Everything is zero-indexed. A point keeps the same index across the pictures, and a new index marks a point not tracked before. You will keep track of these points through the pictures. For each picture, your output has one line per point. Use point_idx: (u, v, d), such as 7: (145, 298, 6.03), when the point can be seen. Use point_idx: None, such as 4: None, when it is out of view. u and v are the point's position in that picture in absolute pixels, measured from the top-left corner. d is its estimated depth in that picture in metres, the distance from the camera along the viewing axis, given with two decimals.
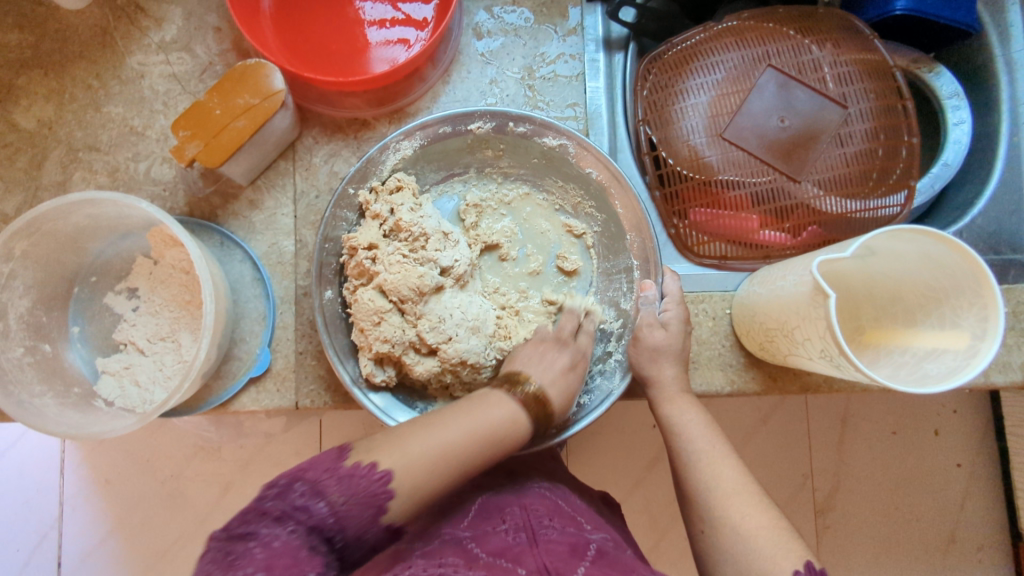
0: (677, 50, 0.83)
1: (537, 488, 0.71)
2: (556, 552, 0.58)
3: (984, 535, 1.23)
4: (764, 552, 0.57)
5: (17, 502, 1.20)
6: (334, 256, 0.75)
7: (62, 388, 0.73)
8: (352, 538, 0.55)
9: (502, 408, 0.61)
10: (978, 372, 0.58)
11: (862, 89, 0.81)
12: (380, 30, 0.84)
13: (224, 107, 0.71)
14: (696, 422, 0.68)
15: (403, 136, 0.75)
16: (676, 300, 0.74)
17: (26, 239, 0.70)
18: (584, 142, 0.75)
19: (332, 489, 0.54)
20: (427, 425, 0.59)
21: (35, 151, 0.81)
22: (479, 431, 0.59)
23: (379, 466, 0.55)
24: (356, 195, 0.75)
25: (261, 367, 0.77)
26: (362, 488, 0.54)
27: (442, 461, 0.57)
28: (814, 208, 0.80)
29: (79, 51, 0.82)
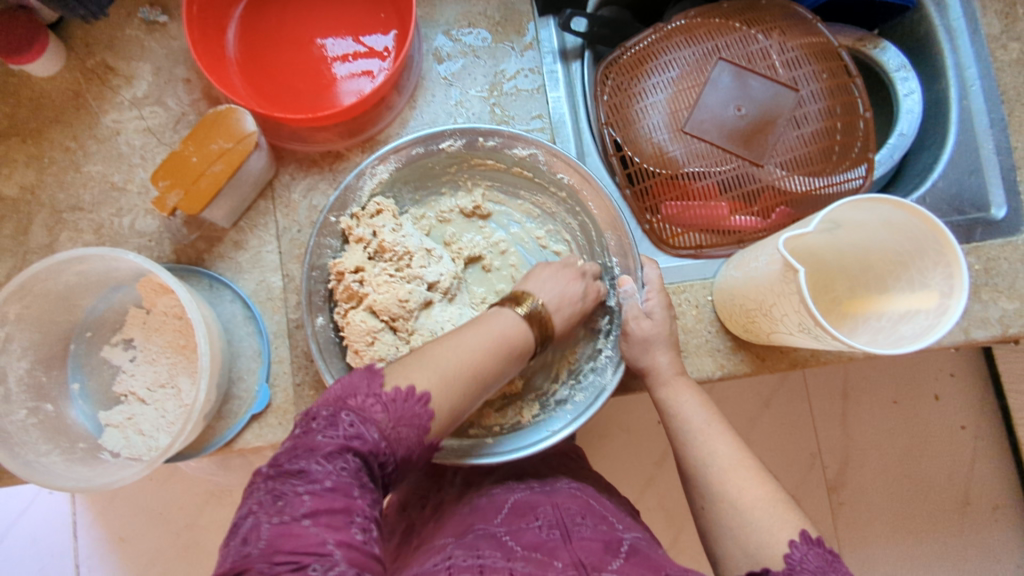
0: (632, 53, 0.86)
1: (568, 488, 0.73)
2: (590, 548, 0.60)
3: (996, 493, 1.25)
4: (761, 525, 0.59)
5: (33, 568, 1.20)
6: (323, 283, 0.77)
7: (67, 445, 0.74)
8: (399, 459, 0.56)
9: (509, 322, 0.66)
10: (949, 329, 0.60)
11: (812, 72, 0.84)
12: (344, 64, 0.87)
13: (200, 154, 0.73)
14: (691, 402, 0.70)
15: (378, 160, 0.78)
16: (657, 287, 0.75)
17: (18, 302, 0.71)
18: (553, 149, 0.78)
19: (378, 413, 0.55)
20: (445, 342, 0.62)
21: (20, 217, 0.83)
22: (497, 342, 0.64)
23: (417, 387, 0.57)
24: (339, 223, 0.77)
25: (261, 403, 0.78)
26: (407, 411, 0.56)
27: (460, 372, 0.60)
28: (779, 188, 0.83)
29: (53, 116, 0.84)
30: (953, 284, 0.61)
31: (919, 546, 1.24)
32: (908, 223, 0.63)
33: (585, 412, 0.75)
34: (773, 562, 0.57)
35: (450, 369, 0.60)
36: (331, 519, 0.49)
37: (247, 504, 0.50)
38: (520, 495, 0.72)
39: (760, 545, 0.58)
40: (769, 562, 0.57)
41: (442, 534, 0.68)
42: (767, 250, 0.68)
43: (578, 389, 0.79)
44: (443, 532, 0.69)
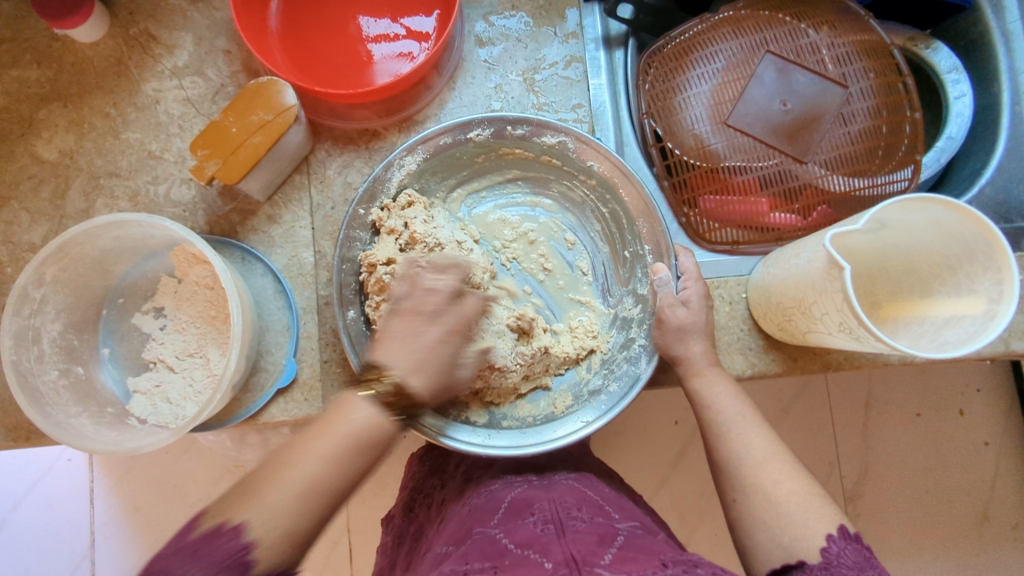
0: (676, 43, 0.84)
1: (565, 481, 0.73)
2: (584, 542, 0.59)
3: (1018, 512, 1.22)
4: (794, 517, 0.59)
5: (51, 531, 1.22)
6: (352, 275, 0.76)
7: (96, 408, 0.75)
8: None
9: (365, 415, 0.62)
10: (998, 335, 0.58)
11: (861, 69, 0.82)
12: (384, 43, 0.87)
13: (240, 125, 0.73)
14: (725, 394, 0.70)
15: (405, 151, 0.76)
16: (693, 277, 0.75)
17: (55, 264, 0.72)
18: (584, 136, 0.77)
19: (179, 567, 0.51)
20: (297, 457, 0.60)
21: (58, 181, 0.83)
22: (351, 446, 0.60)
23: (231, 521, 0.55)
24: (367, 215, 0.76)
25: (288, 377, 0.78)
26: (214, 555, 0.53)
27: (309, 495, 0.58)
28: (820, 187, 0.81)
29: (95, 82, 0.84)
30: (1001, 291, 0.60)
31: (937, 561, 1.21)
32: (958, 227, 0.62)
33: (620, 403, 0.74)
34: (808, 553, 0.56)
35: (296, 497, 0.58)
36: None
37: None
38: (517, 492, 0.71)
39: (795, 537, 0.57)
40: (804, 554, 0.56)
41: (444, 540, 0.67)
42: (808, 247, 0.66)
43: (611, 379, 0.78)
44: (447, 537, 0.68)
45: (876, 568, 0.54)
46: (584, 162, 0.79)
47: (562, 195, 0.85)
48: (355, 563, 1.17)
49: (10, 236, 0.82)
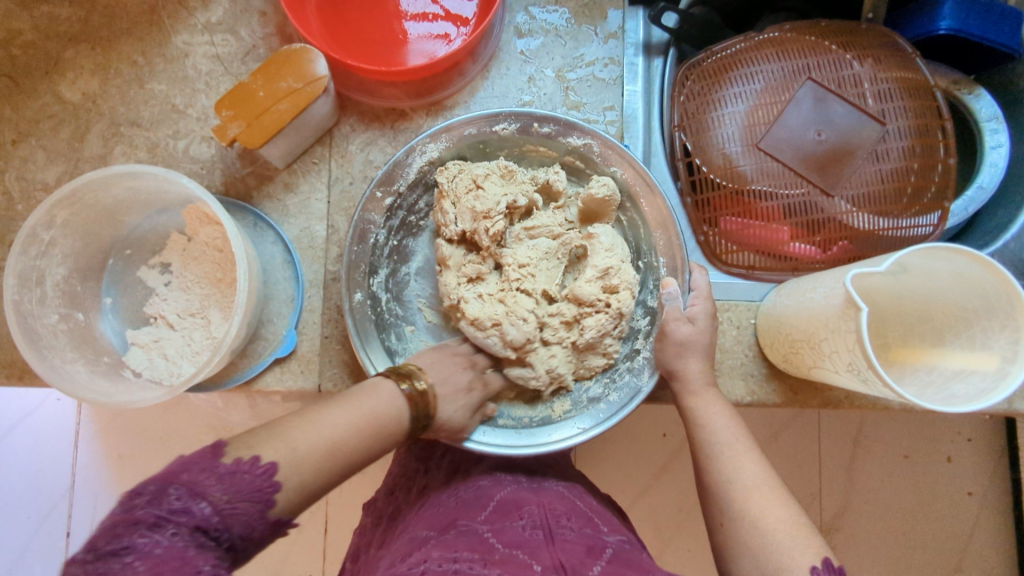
0: (717, 58, 0.83)
1: (556, 489, 0.73)
2: (572, 550, 0.59)
3: (991, 565, 1.22)
4: (781, 546, 0.57)
5: (33, 467, 1.22)
6: (363, 260, 0.75)
7: (93, 356, 0.74)
8: (242, 537, 0.49)
9: (388, 400, 0.61)
10: (1007, 397, 0.57)
11: (901, 107, 0.80)
12: (421, 23, 0.85)
13: (268, 90, 0.72)
14: (720, 414, 0.69)
15: (429, 138, 0.76)
16: (703, 293, 0.74)
17: (67, 208, 0.71)
18: (609, 141, 0.76)
19: (215, 488, 0.48)
20: (310, 417, 0.57)
21: (78, 123, 0.82)
22: (366, 420, 0.58)
23: (262, 460, 0.51)
24: (384, 198, 0.75)
25: (286, 347, 0.78)
26: (246, 484, 0.49)
27: (331, 455, 0.55)
28: (844, 223, 0.80)
29: (126, 28, 0.83)
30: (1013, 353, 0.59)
31: None
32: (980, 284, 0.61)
33: (620, 413, 0.74)
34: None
35: (315, 451, 0.54)
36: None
37: None
38: (507, 491, 0.71)
39: (780, 566, 0.56)
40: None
41: (424, 526, 0.67)
42: (826, 283, 0.65)
43: (613, 389, 0.78)
44: (427, 523, 0.67)
45: None
46: (608, 167, 0.78)
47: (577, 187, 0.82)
48: (329, 536, 1.17)
49: (25, 173, 0.82)
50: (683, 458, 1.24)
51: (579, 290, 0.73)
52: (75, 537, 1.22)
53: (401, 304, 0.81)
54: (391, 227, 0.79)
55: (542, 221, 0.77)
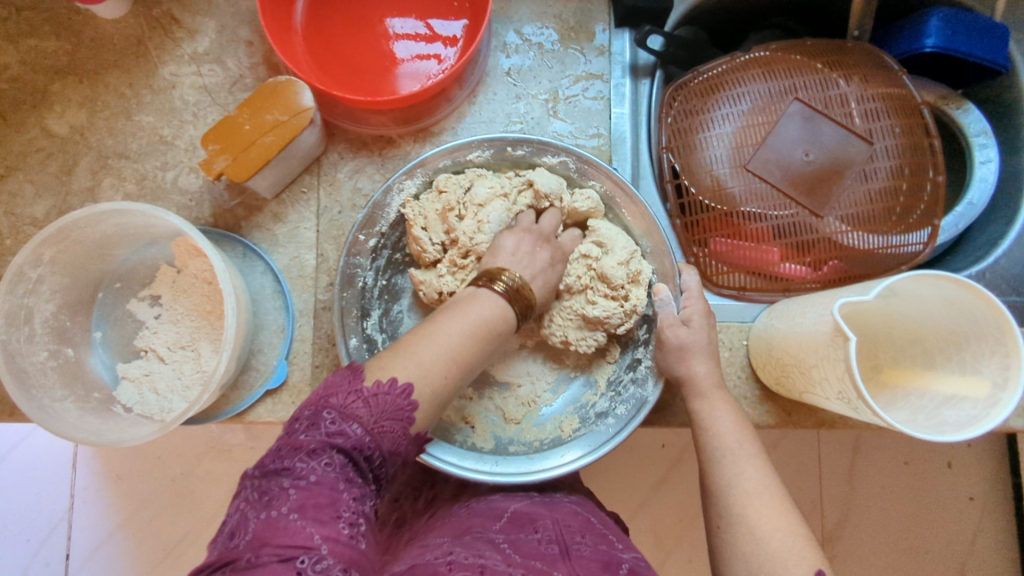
0: (704, 79, 0.83)
1: (569, 504, 0.72)
2: (588, 567, 0.59)
3: (994, 570, 1.22)
4: (777, 558, 0.56)
5: (30, 494, 1.22)
6: (354, 303, 0.75)
7: (82, 393, 0.74)
8: (388, 455, 0.51)
9: (490, 304, 0.61)
10: (998, 424, 0.57)
11: (888, 126, 0.80)
12: (408, 46, 0.85)
13: (253, 123, 0.72)
14: (725, 419, 0.67)
15: (405, 175, 0.75)
16: (695, 294, 0.73)
17: (54, 246, 0.71)
18: (585, 156, 0.75)
19: (362, 410, 0.50)
20: (427, 331, 0.57)
21: (66, 156, 0.82)
22: (477, 325, 0.58)
23: (400, 380, 0.52)
24: (366, 241, 0.75)
25: (278, 378, 0.78)
26: (388, 405, 0.51)
27: (455, 364, 0.56)
28: (836, 243, 0.79)
29: (113, 60, 0.83)
30: (1004, 376, 0.59)
31: None
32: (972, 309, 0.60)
33: (629, 424, 0.72)
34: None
35: (440, 358, 0.55)
36: (318, 513, 0.45)
37: (236, 502, 0.47)
38: (521, 504, 0.71)
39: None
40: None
41: (436, 534, 0.66)
42: (816, 306, 0.65)
43: (619, 402, 0.77)
44: (439, 531, 0.67)
45: None
46: (587, 181, 0.78)
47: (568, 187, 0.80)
48: None
49: (13, 207, 0.81)
50: (682, 472, 1.23)
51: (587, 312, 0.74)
52: (74, 563, 1.21)
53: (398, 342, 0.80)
54: (378, 267, 0.78)
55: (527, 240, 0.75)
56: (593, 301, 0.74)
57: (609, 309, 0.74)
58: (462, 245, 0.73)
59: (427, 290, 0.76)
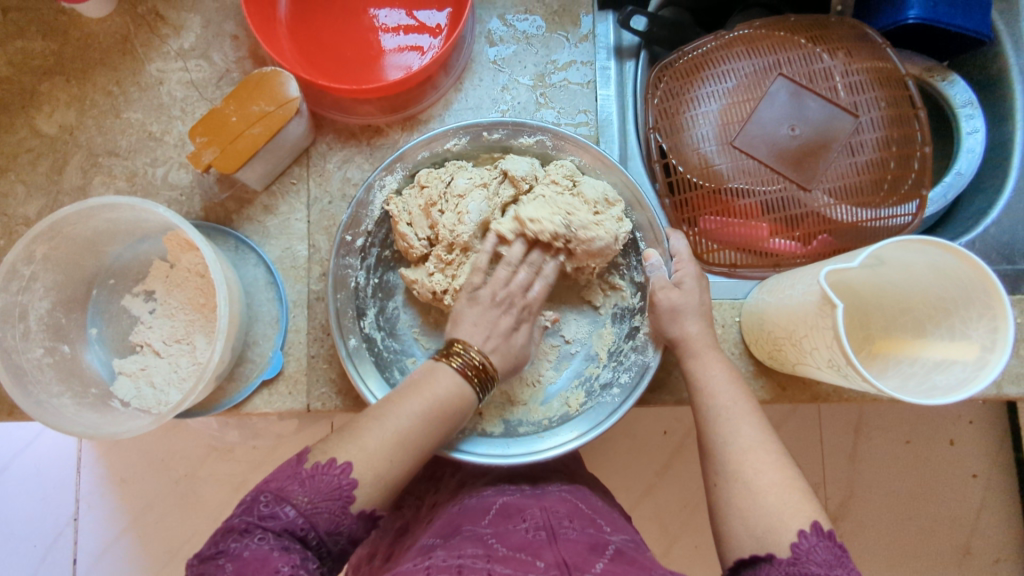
0: (688, 59, 0.84)
1: (558, 492, 0.73)
2: (574, 548, 0.59)
3: (999, 545, 1.22)
4: (771, 509, 0.58)
5: (34, 498, 1.22)
6: (349, 302, 0.75)
7: (80, 388, 0.74)
8: (327, 534, 0.55)
9: (445, 382, 0.62)
10: (987, 385, 0.57)
11: (873, 98, 0.80)
12: (394, 37, 0.86)
13: (240, 115, 0.72)
14: (720, 378, 0.68)
15: (385, 171, 0.76)
16: (686, 256, 0.74)
17: (46, 242, 0.71)
18: (560, 131, 0.77)
19: (297, 493, 0.55)
20: (378, 414, 0.59)
21: (57, 156, 0.82)
22: (433, 409, 0.60)
23: (338, 460, 0.56)
24: (355, 241, 0.76)
25: (273, 369, 0.78)
26: (325, 483, 0.55)
27: (401, 450, 0.58)
28: (824, 217, 0.80)
29: (99, 59, 0.84)
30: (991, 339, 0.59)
31: None
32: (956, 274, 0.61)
33: (633, 392, 0.74)
34: (778, 547, 0.55)
35: (386, 441, 0.58)
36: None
37: None
38: (508, 498, 0.71)
39: (769, 529, 0.57)
40: (774, 547, 0.56)
41: (429, 534, 0.67)
42: (802, 279, 0.66)
43: (621, 371, 0.79)
44: (431, 532, 0.68)
45: (845, 567, 0.53)
46: (563, 156, 0.78)
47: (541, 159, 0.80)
48: None
49: (6, 208, 0.82)
50: (684, 457, 1.24)
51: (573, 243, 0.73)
52: (80, 565, 1.22)
53: (395, 338, 0.81)
54: (369, 266, 0.79)
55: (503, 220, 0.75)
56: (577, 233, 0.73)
57: (589, 224, 0.72)
58: (444, 239, 0.73)
59: (420, 289, 0.75)
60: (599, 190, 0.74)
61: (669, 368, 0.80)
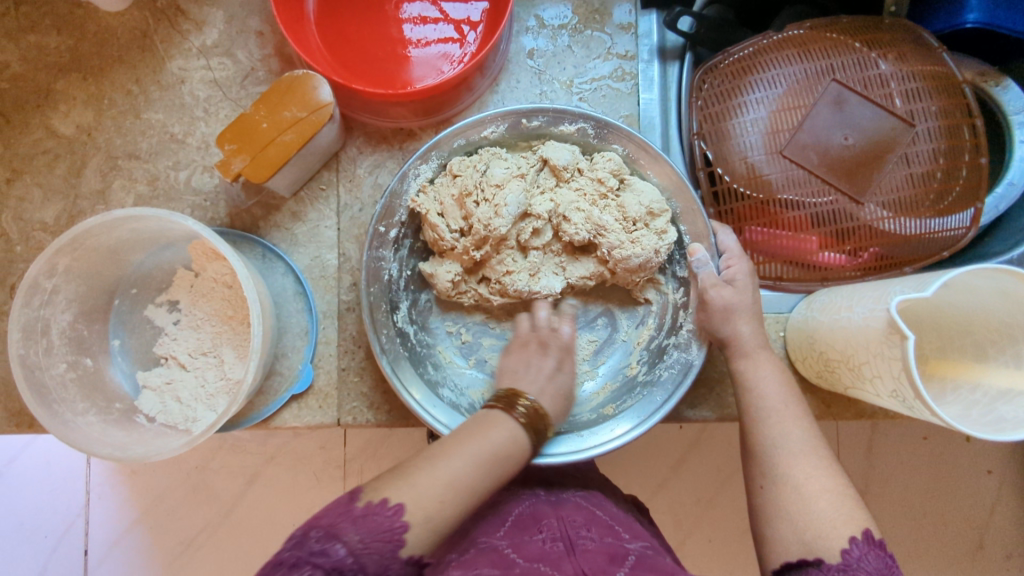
0: (734, 60, 0.81)
1: (573, 499, 0.69)
2: (594, 560, 0.58)
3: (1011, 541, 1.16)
4: (825, 514, 0.56)
5: (46, 490, 1.20)
6: (382, 300, 0.72)
7: (104, 404, 0.72)
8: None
9: (502, 428, 0.60)
10: None
11: (930, 107, 0.77)
12: (418, 28, 0.81)
13: (272, 121, 0.68)
14: (771, 379, 0.65)
15: (420, 160, 0.72)
16: (737, 255, 0.70)
17: (70, 254, 0.68)
18: (604, 120, 0.72)
19: (348, 530, 0.52)
20: (447, 452, 0.58)
21: (74, 158, 0.79)
22: (487, 454, 0.58)
23: (391, 501, 0.54)
24: (388, 232, 0.72)
25: (303, 383, 0.76)
26: (378, 525, 0.53)
27: (450, 491, 0.56)
28: (874, 230, 0.77)
29: (118, 55, 0.80)
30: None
31: None
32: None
33: (676, 392, 0.70)
34: (828, 553, 0.54)
35: (441, 488, 0.55)
36: None
37: None
38: (525, 505, 0.67)
39: (816, 534, 0.55)
40: (824, 552, 0.54)
41: (442, 550, 0.62)
42: (868, 297, 0.63)
43: (661, 369, 0.74)
44: (444, 548, 0.62)
45: None
46: (607, 146, 0.74)
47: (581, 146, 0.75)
48: None
49: (21, 213, 0.78)
50: (700, 450, 1.18)
51: (625, 254, 0.70)
52: (92, 557, 1.20)
53: (428, 332, 0.78)
54: (402, 257, 0.75)
55: (544, 206, 0.72)
56: (632, 243, 0.70)
57: (623, 242, 0.70)
58: (478, 232, 0.70)
59: (442, 283, 0.73)
60: (641, 203, 0.71)
61: (711, 384, 0.77)
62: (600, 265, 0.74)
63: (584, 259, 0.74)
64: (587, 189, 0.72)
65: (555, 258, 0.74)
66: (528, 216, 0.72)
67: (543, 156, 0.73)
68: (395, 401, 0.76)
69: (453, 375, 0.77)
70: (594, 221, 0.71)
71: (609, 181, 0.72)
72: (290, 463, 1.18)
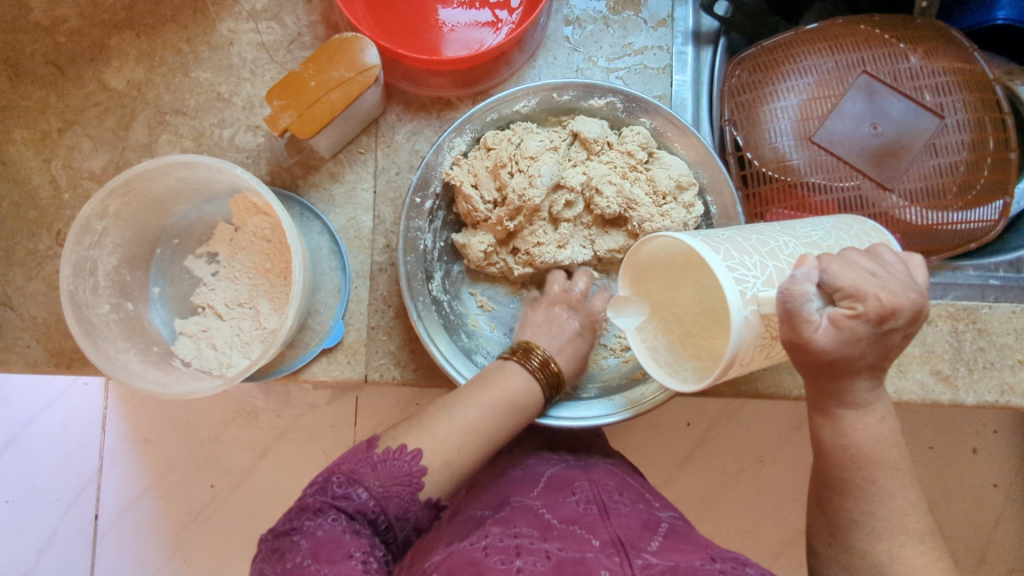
0: (768, 52, 0.83)
1: (604, 465, 0.72)
2: (628, 525, 0.58)
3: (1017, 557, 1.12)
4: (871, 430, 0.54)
5: (61, 452, 1.20)
6: (419, 268, 0.74)
7: (143, 346, 0.75)
8: (396, 519, 0.58)
9: (518, 377, 0.66)
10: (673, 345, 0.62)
11: (959, 100, 0.78)
12: (454, 10, 0.84)
13: (319, 79, 0.71)
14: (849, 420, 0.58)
15: (454, 133, 0.74)
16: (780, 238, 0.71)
17: (119, 198, 0.72)
18: (633, 94, 0.74)
19: (369, 475, 0.57)
20: (451, 404, 0.64)
21: (124, 111, 0.82)
22: (503, 401, 0.64)
23: (409, 447, 0.59)
24: (423, 203, 0.74)
25: (334, 338, 0.78)
26: (397, 470, 0.58)
27: (470, 436, 0.62)
28: (896, 217, 0.79)
29: (171, 15, 0.82)
30: (879, 329, 0.51)
31: None
32: (839, 257, 0.52)
33: None
34: None
35: (458, 433, 0.61)
36: (330, 554, 0.51)
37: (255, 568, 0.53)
38: (557, 468, 0.70)
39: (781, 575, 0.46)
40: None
41: (479, 506, 0.66)
42: (782, 245, 0.56)
43: None
44: (481, 503, 0.67)
45: None
46: (636, 120, 0.76)
47: (610, 121, 0.78)
48: None
49: (71, 161, 0.81)
50: (708, 447, 1.16)
51: (655, 226, 0.72)
52: (103, 521, 1.20)
53: (460, 301, 0.80)
54: (435, 229, 0.77)
55: (576, 179, 0.73)
56: (663, 216, 0.72)
57: (653, 216, 0.72)
58: (511, 202, 0.72)
59: (473, 255, 0.75)
60: (671, 176, 0.73)
61: None
62: (630, 237, 0.75)
63: (612, 232, 0.76)
64: (617, 163, 0.75)
65: (585, 231, 0.76)
66: (559, 189, 0.74)
67: (574, 131, 0.75)
68: (422, 359, 0.78)
69: (485, 344, 0.79)
70: (624, 193, 0.73)
71: (638, 154, 0.74)
72: (300, 439, 1.17)
